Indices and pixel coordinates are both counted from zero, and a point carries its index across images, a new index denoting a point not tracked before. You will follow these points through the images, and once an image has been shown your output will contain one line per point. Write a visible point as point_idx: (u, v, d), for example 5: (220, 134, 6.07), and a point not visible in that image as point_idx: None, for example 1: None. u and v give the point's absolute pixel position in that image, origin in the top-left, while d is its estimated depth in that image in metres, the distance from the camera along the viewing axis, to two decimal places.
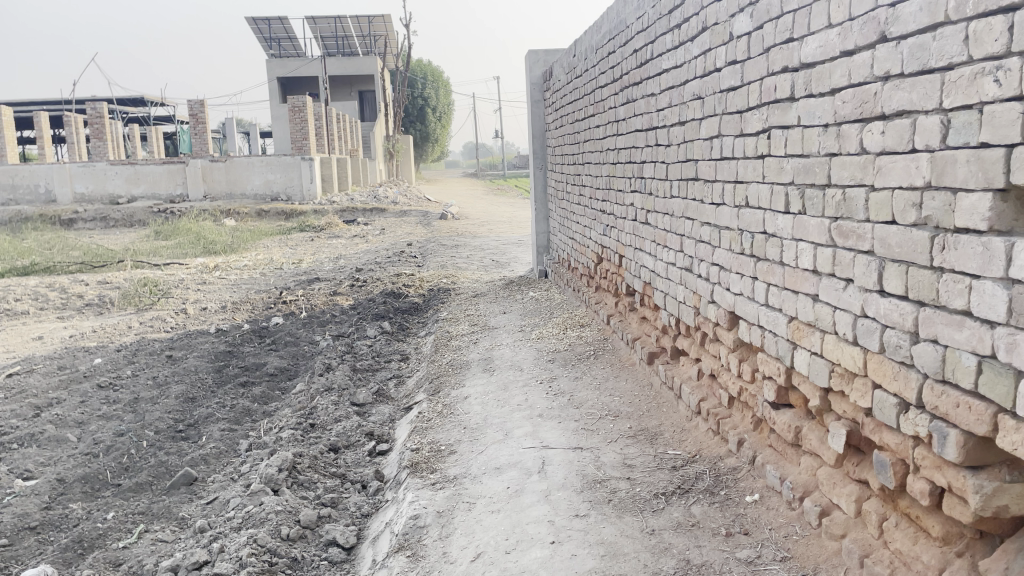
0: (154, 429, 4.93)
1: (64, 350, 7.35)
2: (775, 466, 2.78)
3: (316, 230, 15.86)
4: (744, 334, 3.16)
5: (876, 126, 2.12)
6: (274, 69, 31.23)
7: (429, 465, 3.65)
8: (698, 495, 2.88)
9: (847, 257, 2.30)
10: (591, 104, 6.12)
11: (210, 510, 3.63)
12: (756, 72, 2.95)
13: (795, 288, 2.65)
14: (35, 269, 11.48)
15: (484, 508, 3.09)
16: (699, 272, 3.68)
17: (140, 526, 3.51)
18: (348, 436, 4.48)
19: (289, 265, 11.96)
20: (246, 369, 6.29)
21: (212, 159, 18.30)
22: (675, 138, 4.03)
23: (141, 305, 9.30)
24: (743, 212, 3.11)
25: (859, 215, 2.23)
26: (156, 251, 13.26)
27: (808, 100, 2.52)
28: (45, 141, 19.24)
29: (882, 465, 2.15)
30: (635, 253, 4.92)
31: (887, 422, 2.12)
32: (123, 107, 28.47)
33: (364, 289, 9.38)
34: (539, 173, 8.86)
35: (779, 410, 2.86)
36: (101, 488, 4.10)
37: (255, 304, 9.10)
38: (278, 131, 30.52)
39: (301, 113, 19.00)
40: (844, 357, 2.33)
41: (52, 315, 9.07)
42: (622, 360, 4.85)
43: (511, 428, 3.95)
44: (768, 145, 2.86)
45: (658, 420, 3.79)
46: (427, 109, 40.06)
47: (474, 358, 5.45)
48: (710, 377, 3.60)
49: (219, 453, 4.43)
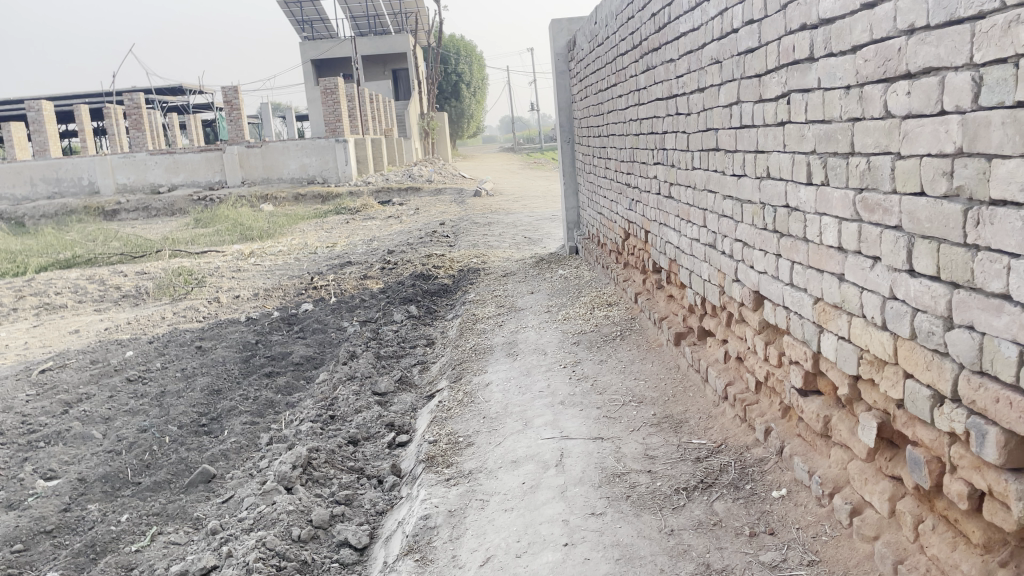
0: (177, 424, 4.89)
1: (98, 343, 7.39)
2: (803, 459, 2.59)
3: (351, 212, 15.81)
4: (770, 315, 2.94)
5: (901, 87, 1.89)
6: (308, 51, 31.23)
7: (446, 459, 3.52)
8: (722, 490, 2.70)
9: (873, 233, 2.08)
10: (613, 73, 5.86)
11: (224, 510, 3.57)
12: (774, 31, 2.71)
13: (820, 266, 2.44)
14: (78, 262, 11.62)
15: (497, 506, 2.95)
16: (722, 249, 3.46)
17: (153, 528, 3.49)
18: (369, 427, 4.38)
19: (323, 249, 11.93)
20: (272, 358, 6.23)
21: (249, 144, 18.35)
22: (695, 106, 3.80)
23: (176, 295, 9.34)
24: (765, 185, 2.88)
25: (884, 186, 2.01)
26: (194, 239, 13.33)
27: (828, 60, 2.29)
28: (86, 133, 19.52)
29: (915, 462, 1.95)
30: (660, 229, 4.71)
31: (920, 415, 1.91)
32: (162, 98, 28.75)
33: (395, 272, 9.28)
34: (567, 147, 8.62)
35: (806, 398, 2.65)
36: (121, 487, 4.07)
37: (287, 290, 9.07)
38: (313, 113, 30.53)
39: (333, 95, 18.93)
40: (873, 343, 2.12)
41: (90, 308, 9.15)
42: (649, 341, 4.66)
43: (531, 417, 3.80)
44: (788, 111, 2.63)
45: (684, 406, 3.60)
46: (462, 85, 39.70)
47: (498, 342, 5.30)
48: (737, 360, 3.39)
49: (240, 447, 4.37)
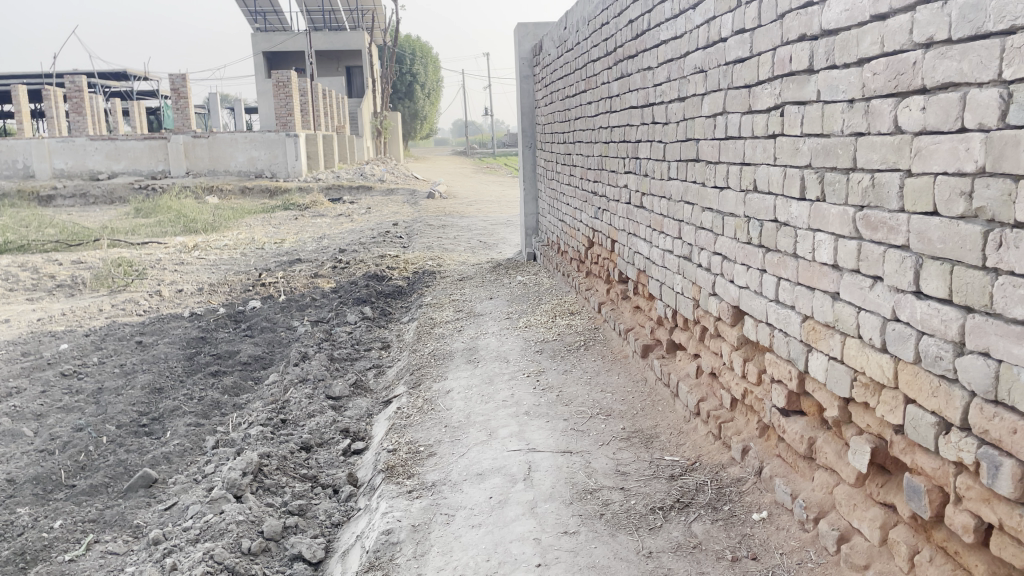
0: (116, 423, 4.62)
1: (30, 335, 6.99)
2: (785, 481, 2.52)
3: (300, 208, 15.45)
4: (750, 331, 2.88)
5: (915, 102, 1.83)
6: (260, 43, 30.57)
7: (406, 469, 3.36)
8: (699, 511, 2.62)
9: (875, 252, 2.01)
10: (583, 79, 5.79)
11: (167, 518, 3.36)
12: (768, 41, 2.64)
13: (811, 284, 2.37)
14: (10, 248, 11.07)
15: (463, 521, 2.81)
16: (699, 262, 3.40)
17: (89, 536, 3.25)
18: (322, 433, 4.20)
19: (271, 245, 11.61)
20: (218, 357, 5.96)
21: (196, 134, 17.82)
22: (674, 116, 3.73)
23: (115, 287, 8.94)
24: (751, 198, 2.82)
25: (891, 204, 1.94)
26: (135, 230, 12.83)
27: (829, 72, 2.23)
28: (23, 115, 18.72)
29: (914, 491, 1.89)
30: (629, 239, 4.63)
31: (922, 442, 1.85)
32: (105, 82, 27.83)
33: (346, 272, 9.05)
34: (528, 152, 8.52)
35: (788, 418, 2.59)
36: (54, 490, 3.81)
37: (233, 286, 8.75)
38: (263, 106, 29.90)
39: (286, 89, 18.54)
40: (869, 365, 2.06)
41: (21, 296, 8.70)
42: (614, 352, 4.58)
43: (495, 428, 3.67)
44: (780, 123, 2.56)
45: (653, 420, 3.52)
46: (416, 86, 39.47)
47: (458, 348, 5.15)
48: (710, 376, 3.32)
49: (184, 450, 4.14)
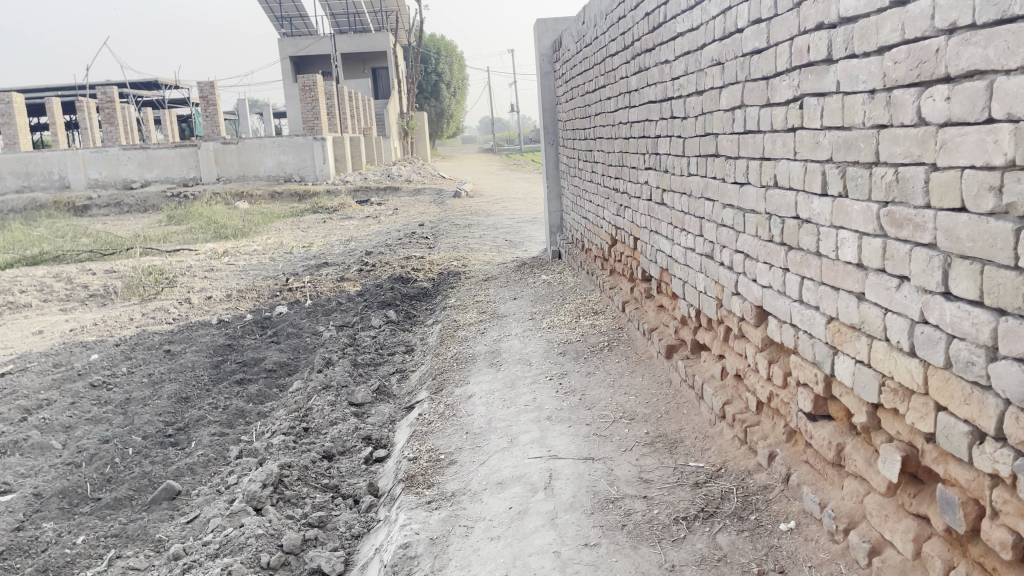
0: (142, 434, 4.64)
1: (62, 345, 7.07)
2: (813, 489, 2.42)
3: (328, 211, 15.51)
4: (774, 332, 2.78)
5: (939, 91, 1.73)
6: (286, 48, 30.80)
7: (426, 479, 3.31)
8: (724, 521, 2.53)
9: (900, 251, 1.91)
10: (602, 74, 5.68)
11: (188, 532, 3.35)
12: (785, 30, 2.53)
13: (835, 284, 2.27)
14: (45, 258, 11.24)
15: (482, 533, 2.75)
16: (721, 260, 3.29)
17: (111, 552, 3.25)
18: (344, 441, 4.16)
19: (299, 249, 11.65)
20: (244, 364, 5.97)
21: (225, 141, 17.98)
22: (692, 110, 3.62)
23: (146, 295, 9.02)
24: (771, 194, 2.71)
25: (916, 199, 1.84)
26: (167, 237, 12.97)
27: (849, 62, 2.12)
28: (58, 127, 19.05)
29: (948, 503, 1.79)
30: (651, 236, 4.53)
31: (955, 452, 1.75)
32: (136, 91, 28.25)
33: (372, 274, 9.04)
34: (551, 149, 8.43)
35: (816, 423, 2.48)
36: (79, 503, 3.82)
37: (261, 292, 8.79)
38: (291, 110, 30.12)
39: (312, 93, 18.63)
40: (897, 370, 1.95)
41: (55, 307, 8.81)
42: (638, 353, 4.48)
43: (517, 434, 3.60)
44: (800, 116, 2.46)
45: (678, 424, 3.43)
46: (442, 85, 39.52)
47: (480, 351, 5.09)
48: (736, 378, 3.22)
49: (207, 461, 4.14)
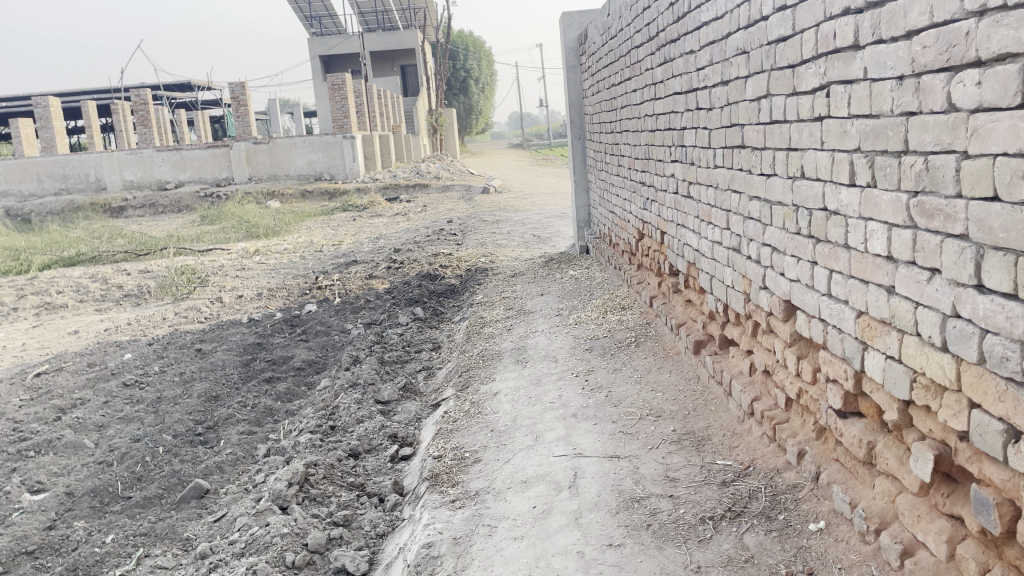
0: (172, 433, 4.68)
1: (97, 345, 7.18)
2: (843, 488, 2.35)
3: (358, 209, 15.60)
4: (803, 327, 2.71)
5: (970, 76, 1.66)
6: (316, 47, 31.02)
7: (451, 478, 3.29)
8: (752, 521, 2.47)
9: (931, 242, 1.84)
10: (627, 67, 5.62)
11: (216, 530, 3.37)
12: (811, 17, 2.46)
13: (864, 277, 2.20)
14: (82, 259, 11.43)
15: (506, 533, 2.72)
16: (748, 253, 3.23)
17: (140, 550, 3.28)
18: (370, 439, 4.16)
19: (329, 247, 11.72)
20: (273, 363, 6.02)
21: (256, 141, 18.16)
22: (718, 101, 3.55)
23: (178, 294, 9.14)
24: (799, 185, 2.64)
25: (947, 189, 1.77)
26: (200, 237, 13.12)
27: (876, 48, 2.05)
28: (94, 130, 19.38)
29: (982, 504, 1.72)
30: (677, 230, 4.47)
31: (989, 452, 1.68)
32: (170, 94, 28.65)
33: (401, 272, 9.05)
34: (578, 143, 8.37)
35: (846, 420, 2.41)
36: (110, 502, 3.87)
37: (291, 290, 8.85)
38: (321, 110, 30.34)
39: (341, 92, 18.72)
40: (929, 366, 1.88)
41: (91, 307, 8.96)
42: (666, 348, 4.42)
43: (542, 432, 3.57)
44: (826, 105, 2.39)
45: (706, 421, 3.37)
46: (471, 81, 39.54)
47: (507, 348, 5.06)
48: (764, 374, 3.16)
49: (235, 459, 4.16)
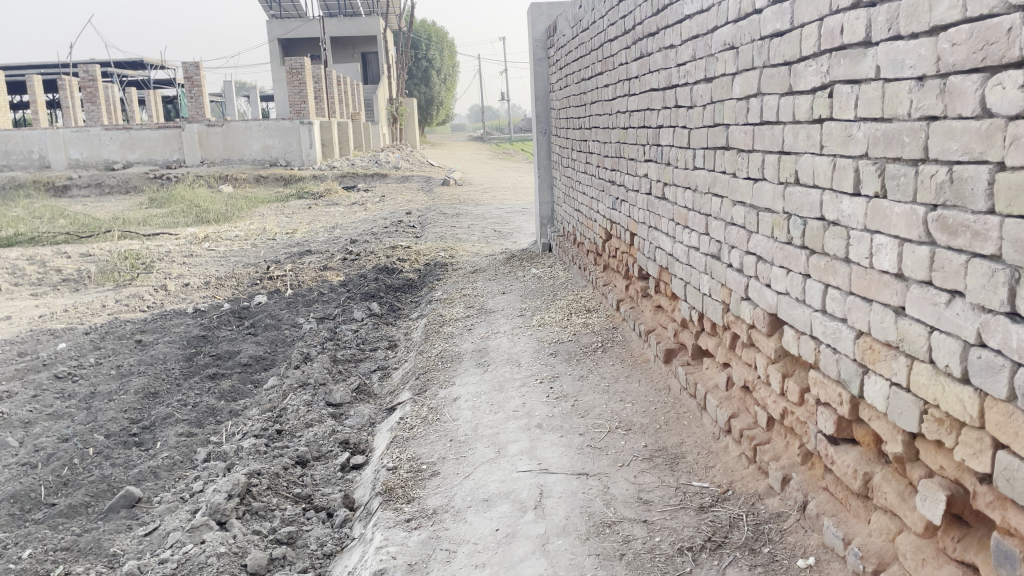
0: (104, 433, 4.35)
1: (29, 333, 6.74)
2: (834, 521, 2.18)
3: (314, 197, 15.16)
4: (790, 344, 2.53)
5: (1011, 78, 1.48)
6: (274, 29, 30.26)
7: (406, 493, 3.04)
8: (735, 554, 2.28)
9: (953, 262, 1.67)
10: (599, 60, 5.42)
11: (146, 545, 3.08)
12: (813, 11, 2.27)
13: (867, 295, 2.02)
14: (19, 240, 10.84)
15: (466, 559, 2.49)
16: (729, 261, 3.04)
17: (60, 567, 2.97)
18: (319, 446, 3.90)
19: (282, 235, 11.31)
20: (218, 358, 5.68)
21: (209, 123, 17.54)
22: (700, 99, 3.36)
23: (120, 281, 8.68)
24: (791, 192, 2.46)
25: (976, 204, 1.59)
26: (147, 221, 12.59)
27: (892, 45, 1.87)
28: (40, 107, 18.47)
29: (1005, 556, 1.55)
30: (649, 232, 4.28)
31: (1017, 500, 1.52)
32: (120, 71, 27.67)
33: (357, 264, 8.74)
34: (543, 138, 8.15)
35: (838, 447, 2.24)
36: (31, 509, 3.54)
37: (240, 280, 8.46)
38: (279, 94, 29.64)
39: (299, 76, 18.21)
40: (945, 398, 1.71)
41: (25, 292, 8.45)
42: (634, 355, 4.24)
43: (504, 443, 3.35)
44: (828, 105, 2.20)
45: (679, 437, 3.18)
46: (434, 71, 39.08)
47: (467, 350, 4.83)
48: (743, 390, 2.98)
49: (172, 464, 3.86)
